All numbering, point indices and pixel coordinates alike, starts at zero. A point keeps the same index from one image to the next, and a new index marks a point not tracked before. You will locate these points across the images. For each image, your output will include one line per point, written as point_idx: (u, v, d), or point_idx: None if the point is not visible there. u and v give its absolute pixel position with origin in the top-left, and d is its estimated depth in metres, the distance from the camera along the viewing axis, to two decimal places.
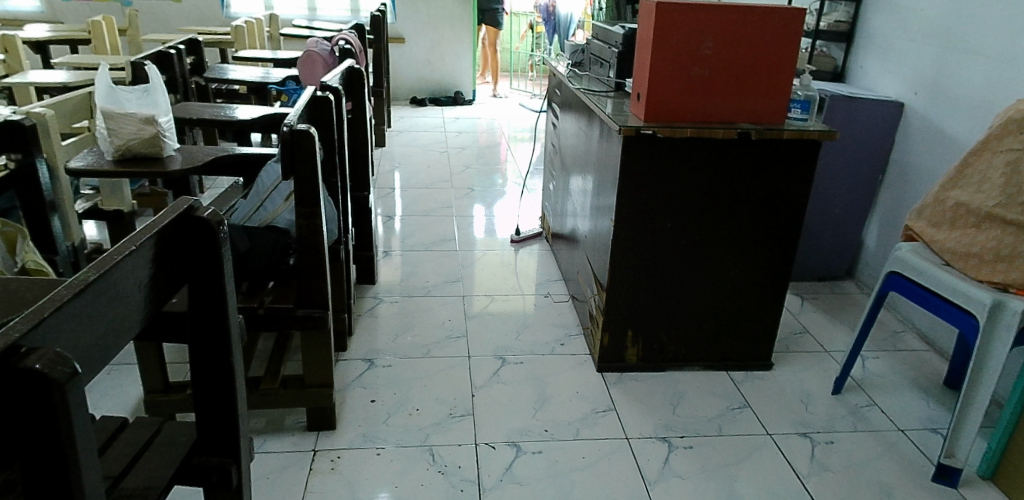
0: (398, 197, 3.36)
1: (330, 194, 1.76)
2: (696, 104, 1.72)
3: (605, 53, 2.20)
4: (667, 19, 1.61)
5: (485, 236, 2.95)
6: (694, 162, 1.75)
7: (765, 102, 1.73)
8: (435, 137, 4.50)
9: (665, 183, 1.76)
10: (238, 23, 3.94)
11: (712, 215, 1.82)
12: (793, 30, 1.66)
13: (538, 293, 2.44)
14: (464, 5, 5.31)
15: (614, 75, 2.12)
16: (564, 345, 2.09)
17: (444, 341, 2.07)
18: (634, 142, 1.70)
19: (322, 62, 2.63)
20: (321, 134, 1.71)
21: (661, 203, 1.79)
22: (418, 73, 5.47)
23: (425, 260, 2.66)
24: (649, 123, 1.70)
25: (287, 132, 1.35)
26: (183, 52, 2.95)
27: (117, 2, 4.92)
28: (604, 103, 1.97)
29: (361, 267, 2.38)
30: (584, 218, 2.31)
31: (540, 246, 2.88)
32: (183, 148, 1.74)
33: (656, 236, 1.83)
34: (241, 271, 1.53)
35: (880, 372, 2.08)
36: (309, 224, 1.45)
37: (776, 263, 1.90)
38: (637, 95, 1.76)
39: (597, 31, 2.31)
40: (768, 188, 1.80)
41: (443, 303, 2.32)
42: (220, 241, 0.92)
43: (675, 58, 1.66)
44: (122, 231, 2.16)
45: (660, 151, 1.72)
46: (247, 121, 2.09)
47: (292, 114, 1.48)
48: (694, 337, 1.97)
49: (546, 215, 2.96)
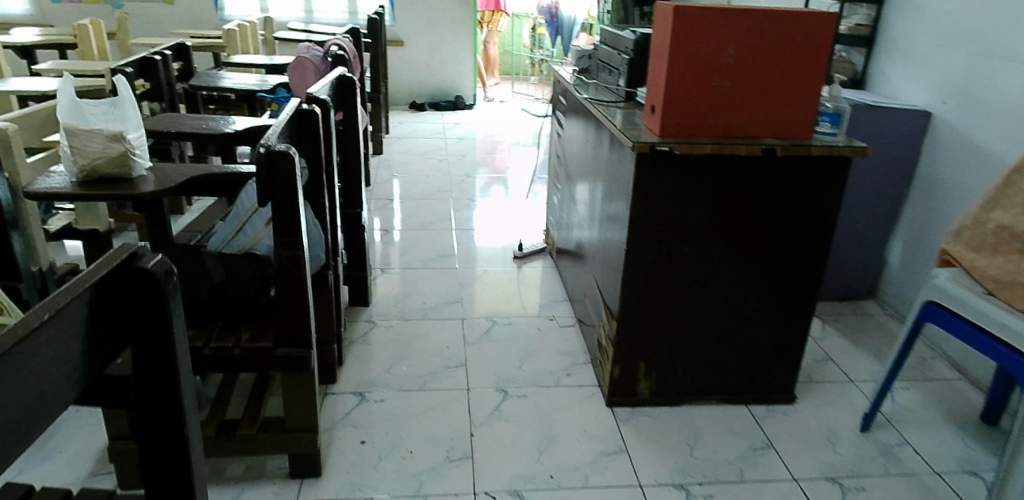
0: (396, 209, 3.22)
1: (315, 217, 1.61)
2: (717, 118, 1.57)
3: (615, 59, 2.04)
4: (685, 24, 1.46)
5: (486, 252, 2.80)
6: (713, 181, 1.60)
7: (791, 114, 1.58)
8: (436, 144, 4.35)
9: (682, 205, 1.61)
10: (229, 26, 3.78)
11: (732, 237, 1.67)
12: (824, 36, 1.51)
13: (542, 315, 2.29)
14: (465, 7, 5.17)
15: (624, 84, 1.96)
16: (570, 376, 1.95)
17: (442, 371, 1.93)
18: (648, 161, 1.55)
19: (314, 69, 2.44)
20: (306, 151, 1.57)
21: (677, 226, 1.63)
22: (418, 77, 5.33)
23: (422, 278, 2.51)
24: (665, 139, 1.55)
25: (263, 153, 1.20)
26: (170, 58, 2.80)
27: (107, 4, 4.78)
28: (615, 115, 1.81)
29: (354, 288, 2.24)
30: (592, 235, 2.16)
31: (544, 263, 2.73)
32: (157, 167, 1.59)
33: (671, 261, 1.67)
34: (216, 306, 1.39)
35: (910, 405, 1.94)
36: (289, 255, 1.30)
37: (800, 288, 1.75)
38: (651, 107, 1.61)
39: (605, 35, 2.15)
40: (793, 209, 1.65)
41: (440, 327, 2.18)
42: (168, 294, 0.77)
43: (694, 67, 1.51)
44: (97, 252, 2.02)
45: (676, 170, 1.57)
46: (229, 134, 1.94)
47: (270, 130, 1.33)
48: (711, 369, 1.82)
49: (550, 229, 2.81)
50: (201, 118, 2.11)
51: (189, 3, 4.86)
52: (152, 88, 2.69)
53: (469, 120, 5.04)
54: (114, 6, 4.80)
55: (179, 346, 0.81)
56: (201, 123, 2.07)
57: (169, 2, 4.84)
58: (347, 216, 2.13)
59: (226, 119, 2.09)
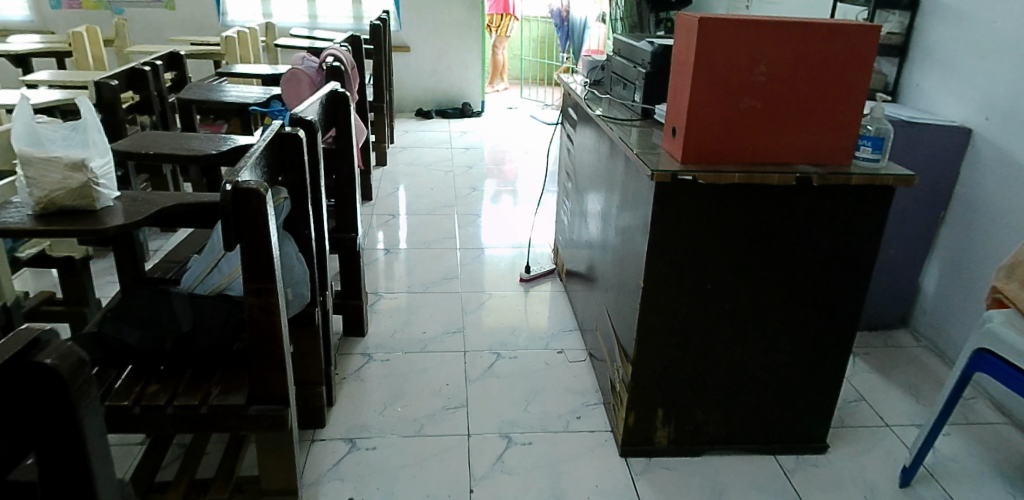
0: (399, 225, 3.07)
1: (297, 252, 1.45)
2: (747, 142, 1.38)
3: (629, 72, 1.85)
4: (712, 37, 1.27)
5: (492, 272, 2.64)
6: (742, 214, 1.42)
7: (829, 138, 1.40)
8: (441, 154, 4.20)
9: (705, 240, 1.44)
10: (227, 33, 3.65)
11: (761, 275, 1.50)
12: (868, 51, 1.33)
13: (549, 348, 2.12)
14: (472, 11, 5.01)
15: (640, 99, 1.78)
16: (580, 419, 1.79)
17: (440, 413, 1.78)
18: (668, 192, 1.38)
19: (308, 82, 2.30)
20: (290, 178, 1.42)
21: (699, 263, 1.47)
22: (424, 83, 5.18)
23: (422, 304, 2.35)
24: (688, 166, 1.36)
25: (230, 191, 1.05)
26: (161, 67, 2.65)
27: (107, 10, 4.68)
28: (631, 137, 1.64)
29: (348, 317, 2.09)
30: (604, 263, 2.00)
31: (553, 286, 2.56)
32: (128, 195, 1.45)
33: (694, 301, 1.51)
34: (184, 358, 1.25)
35: (953, 454, 1.76)
36: (260, 303, 1.15)
37: (835, 329, 1.58)
38: (671, 129, 1.43)
39: (619, 45, 1.96)
40: (829, 244, 1.48)
41: (440, 360, 2.03)
42: (75, 398, 0.61)
43: (722, 86, 1.32)
44: (72, 282, 1.88)
45: (700, 202, 1.40)
46: (213, 155, 1.78)
47: (241, 161, 1.17)
48: (735, 416, 1.65)
49: (560, 249, 2.64)
50: (199, 136, 1.94)
51: (191, 8, 4.75)
52: (142, 100, 2.55)
53: (476, 129, 4.88)
54: (114, 11, 4.70)
55: (95, 452, 0.65)
56: (198, 141, 1.90)
57: (170, 7, 4.73)
58: (339, 241, 1.98)
59: (222, 137, 1.92)
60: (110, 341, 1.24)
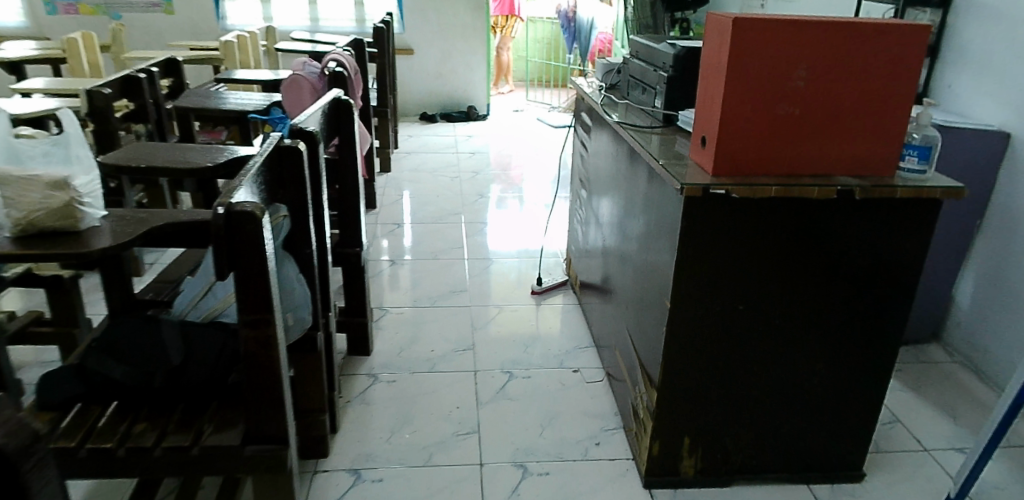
0: (404, 234, 2.96)
1: (297, 272, 1.35)
2: (782, 152, 1.27)
3: (649, 76, 1.74)
4: (747, 37, 1.17)
5: (502, 284, 2.54)
6: (778, 230, 1.31)
7: (871, 147, 1.29)
8: (447, 159, 4.10)
9: (737, 259, 1.33)
10: (226, 37, 3.55)
11: (796, 295, 1.39)
12: (914, 54, 1.23)
13: (564, 366, 2.01)
14: (477, 13, 4.91)
15: (662, 105, 1.67)
16: (599, 446, 1.69)
17: (451, 439, 1.68)
18: (698, 207, 1.27)
19: (309, 87, 2.19)
20: (289, 194, 1.32)
21: (731, 284, 1.36)
22: (429, 86, 5.08)
23: (430, 319, 2.25)
24: (720, 179, 1.26)
25: (221, 214, 0.94)
26: (157, 74, 2.57)
27: (104, 15, 4.60)
28: (655, 146, 1.53)
29: (353, 336, 1.98)
30: (622, 278, 1.90)
31: (566, 298, 2.45)
32: (115, 214, 1.35)
33: (724, 323, 1.40)
34: (175, 394, 1.14)
35: (998, 482, 1.65)
36: (256, 336, 1.04)
37: (875, 351, 1.47)
38: (700, 139, 1.32)
39: (637, 47, 1.86)
40: (871, 261, 1.37)
41: (450, 381, 1.92)
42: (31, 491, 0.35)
43: (757, 91, 1.21)
44: (60, 303, 1.78)
45: (733, 218, 1.29)
46: (209, 168, 1.68)
47: (236, 179, 1.07)
48: (767, 444, 1.54)
49: (572, 259, 2.53)
50: (197, 146, 1.84)
51: (190, 12, 4.66)
52: (137, 108, 2.45)
53: (482, 133, 4.77)
54: (112, 16, 4.62)
55: None
56: (196, 152, 1.79)
57: (169, 11, 4.65)
58: (343, 257, 1.88)
59: (219, 147, 1.81)
60: (96, 375, 1.14)
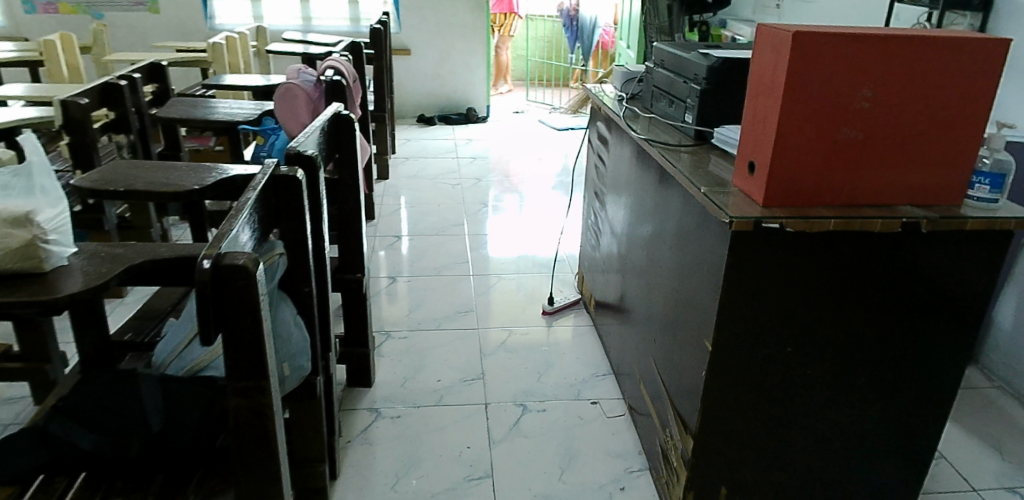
0: (404, 248, 2.81)
1: (295, 314, 1.20)
2: (840, 180, 1.14)
3: (679, 88, 1.61)
4: (807, 53, 1.04)
5: (510, 303, 2.39)
6: (835, 266, 1.17)
7: (938, 175, 1.16)
8: (447, 165, 3.94)
9: (789, 297, 1.19)
10: (214, 39, 3.39)
11: (851, 336, 1.25)
12: (991, 73, 1.09)
13: (582, 397, 1.87)
14: (476, 11, 4.75)
15: (693, 121, 1.53)
16: (624, 491, 1.55)
17: (462, 486, 1.54)
18: (748, 242, 1.13)
19: (305, 98, 2.04)
20: (285, 227, 1.17)
21: (781, 324, 1.22)
22: (426, 87, 4.92)
23: (435, 344, 2.10)
24: (772, 210, 1.12)
25: (207, 269, 0.79)
26: (139, 81, 2.41)
27: (86, 14, 4.42)
28: (690, 167, 1.39)
29: (353, 367, 1.83)
30: (646, 304, 1.75)
31: (579, 318, 2.30)
32: (86, 250, 1.20)
33: (770, 367, 1.26)
34: (153, 464, 0.99)
35: None
36: (248, 405, 0.89)
37: (933, 394, 1.33)
38: (746, 164, 1.19)
39: (662, 56, 1.72)
40: (935, 298, 1.23)
41: (460, 416, 1.77)
42: None
43: (815, 113, 1.08)
44: (28, 339, 1.62)
45: (786, 253, 1.15)
46: (194, 190, 1.53)
47: (224, 222, 0.92)
48: (811, 493, 1.41)
49: (585, 276, 2.39)
50: (181, 165, 1.68)
51: (175, 11, 4.48)
52: (117, 117, 2.32)
53: (482, 136, 4.62)
54: (94, 15, 4.43)
55: None
56: (179, 172, 1.64)
57: (154, 10, 4.47)
58: (342, 283, 1.73)
59: (205, 166, 1.66)
60: (61, 444, 0.99)
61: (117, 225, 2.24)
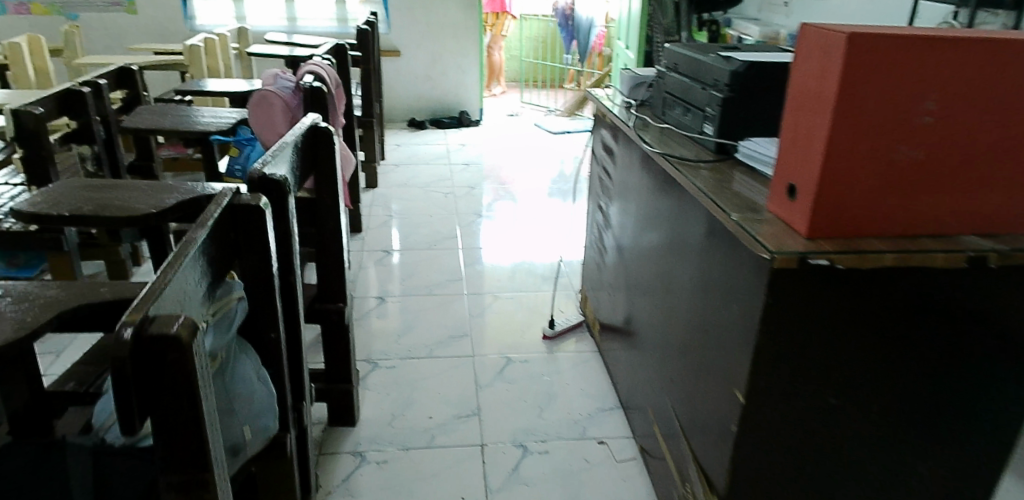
0: (394, 264, 2.63)
1: (257, 365, 1.03)
2: (896, 207, 0.98)
3: (697, 96, 1.44)
4: (864, 59, 0.88)
5: (507, 324, 2.21)
6: (888, 308, 1.01)
7: (1007, 200, 0.99)
8: (439, 172, 3.76)
9: (833, 343, 1.03)
10: (191, 41, 3.19)
11: (903, 386, 1.08)
12: None
13: (587, 436, 1.70)
14: (469, 11, 4.57)
15: (713, 132, 1.37)
16: None
17: None
18: (789, 282, 0.97)
19: (283, 105, 1.85)
20: (247, 265, 0.99)
21: (823, 372, 1.05)
22: (417, 90, 4.74)
23: (426, 374, 1.92)
24: (819, 243, 0.96)
25: (127, 339, 0.61)
26: (104, 87, 2.23)
27: (60, 15, 4.22)
28: (715, 187, 1.22)
29: (334, 405, 1.65)
30: (657, 335, 1.59)
31: (581, 342, 2.13)
32: (13, 290, 1.02)
33: (810, 421, 1.09)
34: None
35: None
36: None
37: (991, 447, 1.17)
38: (785, 187, 1.03)
39: (677, 58, 1.55)
40: (1000, 343, 1.06)
41: (453, 459, 1.60)
42: None
43: (871, 129, 0.92)
44: None
45: (833, 293, 0.99)
46: (151, 213, 1.35)
47: (161, 266, 0.75)
48: None
49: (587, 295, 2.22)
50: (139, 183, 1.51)
51: (154, 12, 4.28)
52: (80, 127, 2.14)
53: (476, 141, 4.44)
54: (68, 17, 4.23)
55: None
56: (137, 192, 1.46)
57: (131, 11, 4.27)
58: (321, 314, 1.55)
59: (166, 184, 1.49)
60: None
61: (76, 242, 2.08)
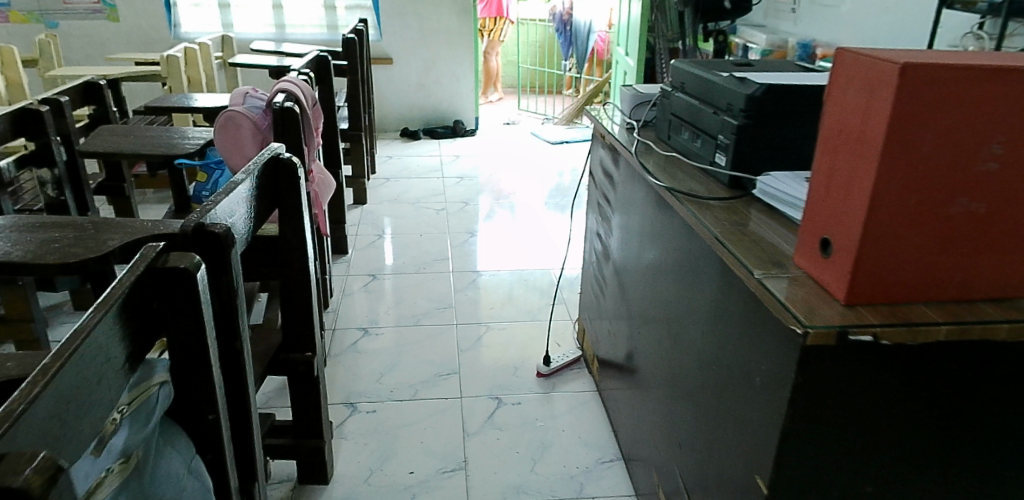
0: (380, 289, 2.47)
1: (189, 456, 0.87)
2: (953, 269, 0.81)
3: (707, 120, 1.28)
4: (917, 95, 0.72)
5: (500, 358, 2.05)
6: (941, 391, 0.84)
7: None
8: (433, 187, 3.60)
9: (875, 427, 0.86)
10: (169, 51, 3.03)
11: (958, 477, 0.91)
12: None
13: (584, 494, 1.54)
14: (463, 17, 4.42)
15: (727, 164, 1.21)
16: None
17: None
18: (824, 360, 0.81)
19: (251, 127, 1.69)
20: (175, 339, 0.84)
21: (861, 459, 0.89)
22: (411, 99, 4.59)
23: (409, 421, 1.76)
24: (860, 313, 0.81)
25: None
26: (66, 105, 2.06)
27: (39, 23, 4.07)
28: (730, 231, 1.06)
29: (305, 463, 1.49)
30: (663, 386, 1.42)
31: (580, 380, 1.96)
32: None
33: None
34: None
35: None
36: None
37: None
38: (818, 241, 0.88)
39: (685, 77, 1.39)
40: None
41: None
42: None
43: (923, 179, 0.76)
44: None
45: (876, 372, 0.83)
46: (90, 260, 1.18)
47: (35, 368, 0.59)
48: None
49: (585, 327, 2.05)
50: (82, 218, 1.35)
51: (137, 19, 4.13)
52: (38, 148, 1.97)
53: (470, 151, 4.28)
54: (48, 25, 4.08)
55: None
56: (79, 231, 1.30)
57: (113, 18, 4.12)
58: (288, 365, 1.39)
59: (114, 222, 1.32)
60: None
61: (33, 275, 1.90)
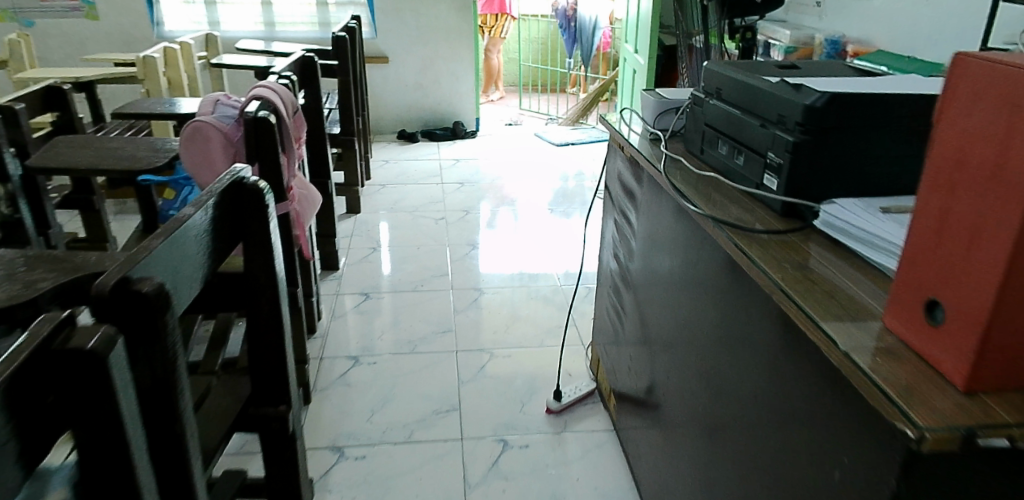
0: (374, 309, 2.26)
1: None
2: None
3: (753, 135, 1.07)
4: None
5: (505, 391, 1.84)
6: None
7: None
8: (431, 193, 3.40)
9: None
10: (145, 51, 2.82)
11: None
12: None
13: None
14: (462, 14, 4.21)
15: (781, 190, 1.00)
16: None
17: None
18: (940, 468, 0.61)
19: (222, 139, 1.49)
20: (88, 438, 0.64)
21: None
22: (408, 99, 4.38)
23: (403, 469, 1.56)
24: (988, 407, 0.61)
25: None
26: (21, 113, 1.85)
27: (14, 22, 3.86)
28: (794, 278, 0.86)
29: None
30: (697, 442, 1.22)
31: (593, 417, 1.76)
32: None
33: None
34: None
35: None
36: None
37: None
38: (923, 304, 0.67)
39: (724, 82, 1.18)
40: None
41: None
42: None
43: None
44: None
45: (1005, 481, 0.63)
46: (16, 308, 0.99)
47: None
48: None
49: (599, 357, 1.85)
50: (15, 253, 1.15)
51: (118, 17, 3.93)
52: None
53: (471, 155, 4.07)
54: (23, 24, 3.88)
55: None
56: (10, 268, 1.10)
57: (92, 16, 3.91)
58: (258, 421, 1.19)
59: (54, 257, 1.13)
60: None
61: None
